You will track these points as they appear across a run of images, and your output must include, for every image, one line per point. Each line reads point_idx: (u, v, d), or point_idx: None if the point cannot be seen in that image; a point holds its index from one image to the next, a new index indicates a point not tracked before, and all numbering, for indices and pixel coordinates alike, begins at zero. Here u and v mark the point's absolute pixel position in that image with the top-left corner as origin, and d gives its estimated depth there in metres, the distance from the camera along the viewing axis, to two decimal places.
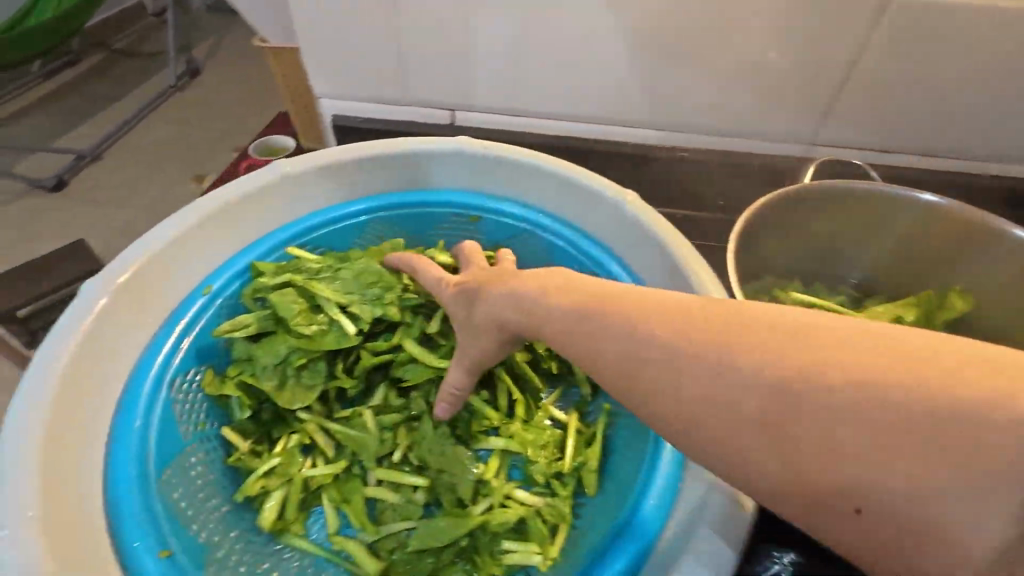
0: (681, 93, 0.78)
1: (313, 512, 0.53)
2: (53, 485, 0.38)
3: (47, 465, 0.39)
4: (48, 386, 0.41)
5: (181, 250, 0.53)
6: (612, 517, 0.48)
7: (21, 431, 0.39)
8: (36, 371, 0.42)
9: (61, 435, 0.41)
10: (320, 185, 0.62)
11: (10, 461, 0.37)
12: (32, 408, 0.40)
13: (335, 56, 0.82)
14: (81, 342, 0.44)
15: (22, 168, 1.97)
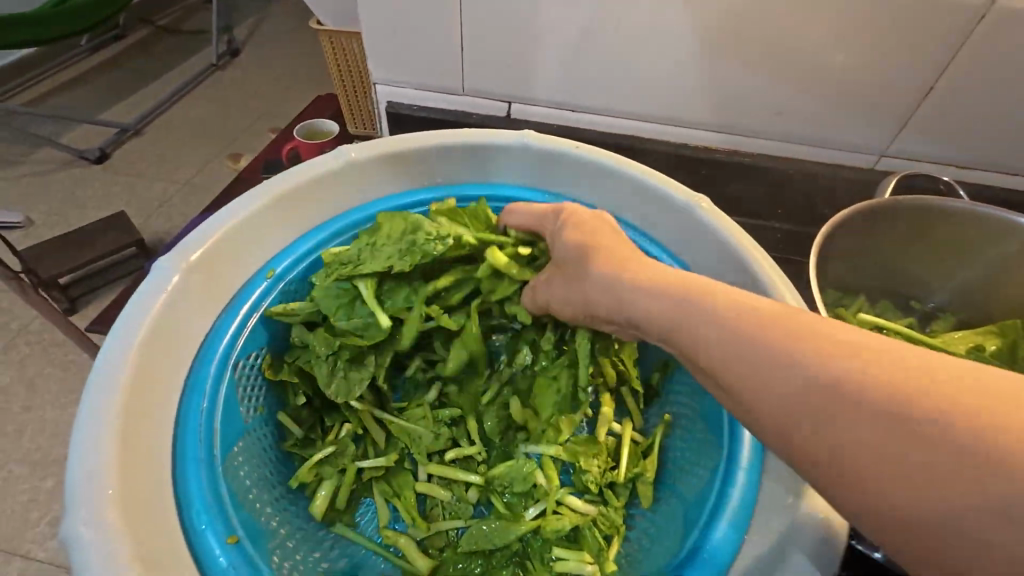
0: (748, 95, 0.76)
1: (362, 503, 0.53)
2: (128, 464, 0.38)
3: (123, 443, 0.39)
4: (124, 364, 0.42)
5: (247, 232, 0.53)
6: (675, 538, 0.45)
7: (100, 408, 0.39)
8: (113, 349, 0.42)
9: (136, 413, 0.41)
10: (382, 173, 0.61)
11: (89, 438, 0.38)
12: (109, 386, 0.40)
13: (395, 42, 0.81)
14: (154, 321, 0.44)
15: (68, 139, 2.02)
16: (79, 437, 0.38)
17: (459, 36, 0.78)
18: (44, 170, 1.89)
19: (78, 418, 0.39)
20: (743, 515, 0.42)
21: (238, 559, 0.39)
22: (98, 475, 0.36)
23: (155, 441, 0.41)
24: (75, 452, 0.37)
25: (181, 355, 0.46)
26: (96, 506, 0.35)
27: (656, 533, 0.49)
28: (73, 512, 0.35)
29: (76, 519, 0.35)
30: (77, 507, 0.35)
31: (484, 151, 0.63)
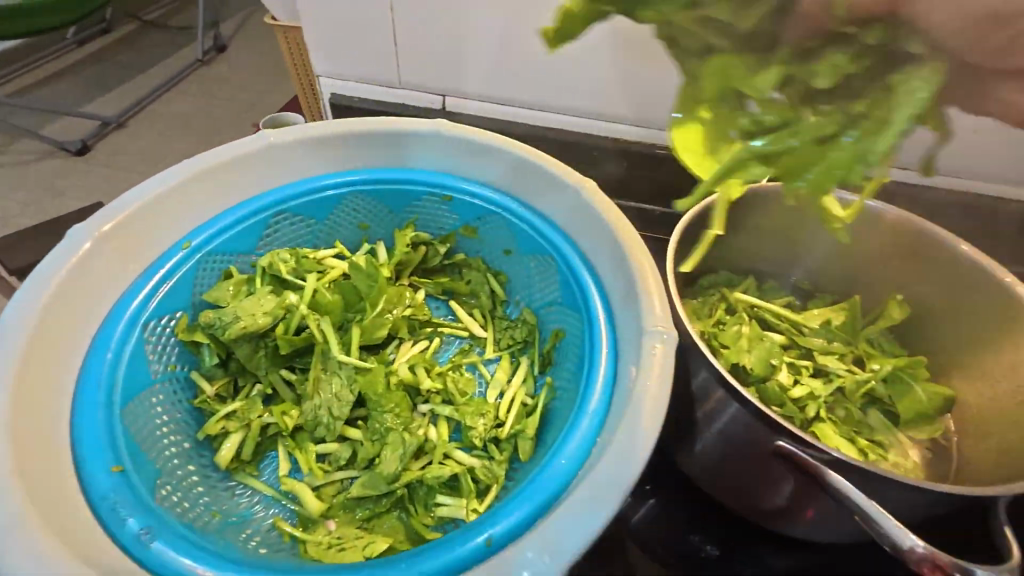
0: (661, 89, 0.81)
1: (268, 456, 0.57)
2: (22, 403, 0.44)
3: (19, 387, 0.44)
4: (30, 319, 0.47)
5: (166, 206, 0.58)
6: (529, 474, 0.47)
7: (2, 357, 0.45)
8: (19, 308, 0.47)
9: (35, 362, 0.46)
10: (304, 154, 0.66)
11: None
12: (13, 337, 0.46)
13: (335, 36, 0.86)
14: (63, 282, 0.50)
15: (50, 130, 2.05)
16: None
17: (392, 30, 0.83)
18: (26, 161, 1.93)
19: None
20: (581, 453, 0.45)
21: (120, 483, 0.43)
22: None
23: (57, 387, 0.47)
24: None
25: (91, 316, 0.51)
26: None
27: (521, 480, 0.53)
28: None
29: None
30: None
31: (398, 138, 0.68)
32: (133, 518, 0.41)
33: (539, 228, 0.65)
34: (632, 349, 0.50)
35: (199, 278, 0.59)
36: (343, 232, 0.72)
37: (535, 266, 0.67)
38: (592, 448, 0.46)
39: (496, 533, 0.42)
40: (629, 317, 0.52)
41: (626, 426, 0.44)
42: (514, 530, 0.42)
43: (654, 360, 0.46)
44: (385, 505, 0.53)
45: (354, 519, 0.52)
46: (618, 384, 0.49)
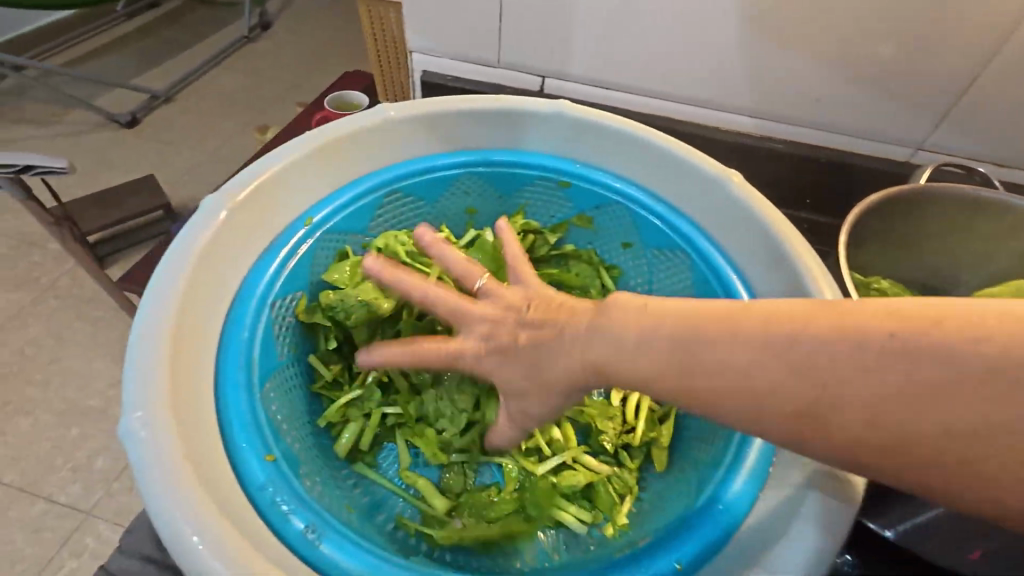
0: (787, 80, 0.76)
1: (385, 447, 0.55)
2: (177, 377, 0.41)
3: (174, 358, 0.41)
4: (175, 285, 0.45)
5: (289, 177, 0.55)
6: (684, 503, 0.47)
7: (152, 326, 0.42)
8: (163, 277, 0.45)
9: (184, 333, 0.43)
10: (423, 129, 0.63)
11: (145, 353, 0.40)
12: (162, 305, 0.43)
13: (436, 11, 0.81)
14: (200, 256, 0.47)
15: (101, 102, 2.09)
16: (136, 353, 0.40)
17: (501, 7, 0.78)
18: (79, 131, 1.97)
19: (132, 337, 0.41)
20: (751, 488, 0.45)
21: (275, 474, 0.40)
22: (147, 377, 0.39)
23: (198, 358, 0.44)
24: (131, 361, 0.40)
25: (226, 286, 0.49)
26: (147, 414, 0.37)
27: (666, 493, 0.51)
28: (131, 414, 0.37)
29: (133, 419, 0.37)
30: (135, 413, 0.38)
31: (518, 118, 0.64)
32: (295, 514, 0.39)
33: (673, 222, 0.61)
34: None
35: (319, 256, 0.56)
36: (450, 219, 0.68)
37: (661, 261, 0.63)
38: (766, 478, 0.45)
39: (685, 556, 0.42)
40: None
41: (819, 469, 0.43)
42: (710, 551, 0.42)
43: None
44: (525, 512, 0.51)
45: (482, 520, 0.49)
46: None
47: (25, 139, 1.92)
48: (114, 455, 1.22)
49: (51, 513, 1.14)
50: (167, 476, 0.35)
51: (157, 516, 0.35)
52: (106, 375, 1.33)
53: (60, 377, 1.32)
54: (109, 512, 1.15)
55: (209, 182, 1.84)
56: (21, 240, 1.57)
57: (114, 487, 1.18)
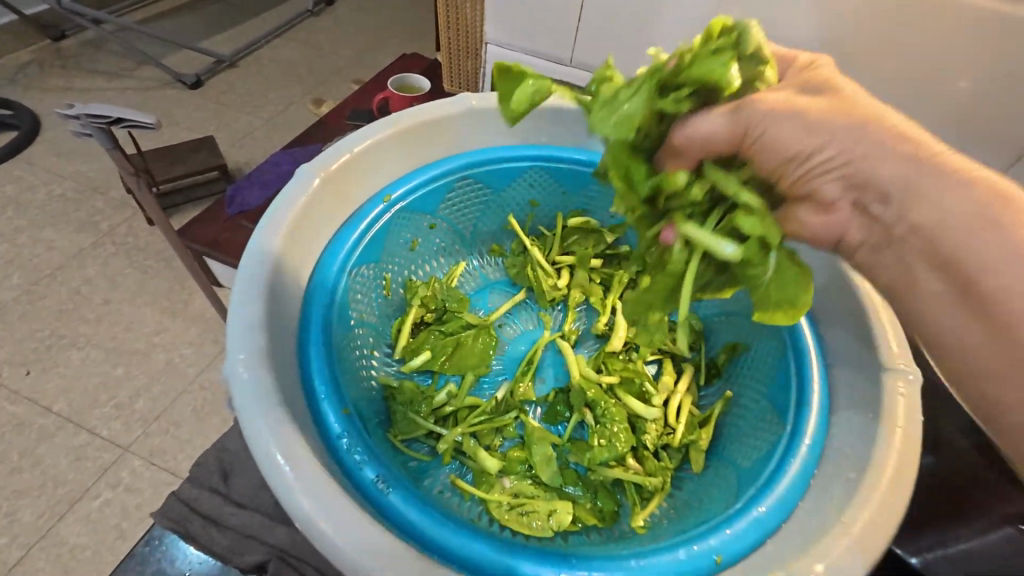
0: None
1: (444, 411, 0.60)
2: (270, 326, 0.45)
3: (269, 311, 0.46)
4: (272, 244, 0.49)
5: (373, 154, 0.59)
6: (721, 503, 0.48)
7: (251, 278, 0.46)
8: (262, 236, 0.49)
9: (277, 288, 0.48)
10: (499, 123, 0.66)
11: (247, 303, 0.45)
12: (261, 260, 0.47)
13: (515, 8, 0.84)
14: (297, 217, 0.51)
15: (170, 62, 2.19)
16: (237, 303, 0.45)
17: (580, 7, 0.80)
18: (148, 87, 2.07)
19: (235, 288, 0.46)
20: (782, 508, 0.44)
21: (350, 427, 0.45)
22: (248, 325, 0.44)
23: (286, 314, 0.48)
24: (234, 307, 0.44)
25: (311, 253, 0.53)
26: (248, 356, 0.42)
27: (702, 494, 0.52)
28: (236, 357, 0.42)
29: (237, 361, 0.42)
30: (238, 355, 0.42)
31: (591, 119, 0.67)
32: (366, 465, 0.43)
33: None
34: (855, 394, 0.49)
35: (391, 232, 0.61)
36: (512, 210, 0.71)
37: None
38: (796, 503, 0.44)
39: (726, 550, 0.42)
40: (849, 347, 0.51)
41: (870, 475, 0.42)
42: (746, 549, 0.42)
43: (898, 404, 0.45)
44: (572, 503, 0.51)
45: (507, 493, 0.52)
46: (837, 404, 0.49)
47: (98, 91, 2.02)
48: (154, 398, 1.29)
49: (92, 445, 1.22)
50: (267, 414, 0.40)
51: (256, 446, 0.39)
52: (153, 322, 1.41)
53: (111, 318, 1.41)
54: (144, 451, 1.22)
55: (264, 147, 1.92)
56: (87, 186, 1.67)
57: (151, 428, 1.25)
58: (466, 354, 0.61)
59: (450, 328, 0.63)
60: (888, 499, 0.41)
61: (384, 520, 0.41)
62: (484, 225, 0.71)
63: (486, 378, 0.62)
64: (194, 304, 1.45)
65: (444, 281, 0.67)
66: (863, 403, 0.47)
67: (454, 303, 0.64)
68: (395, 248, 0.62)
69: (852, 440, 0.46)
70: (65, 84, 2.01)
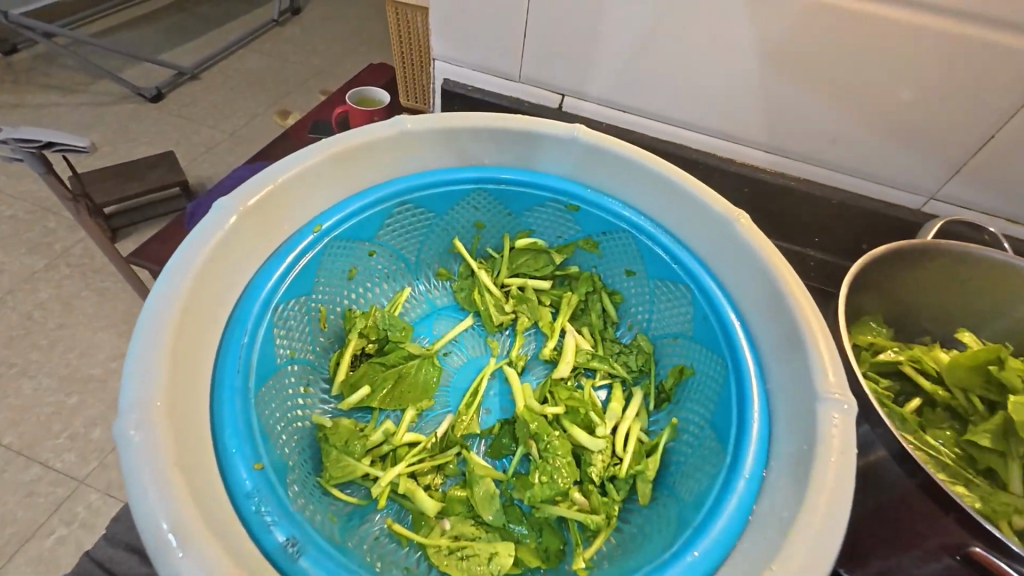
0: (801, 120, 0.76)
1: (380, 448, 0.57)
2: (174, 377, 0.42)
3: (173, 360, 0.43)
4: (181, 287, 0.46)
5: (300, 183, 0.56)
6: (661, 544, 0.47)
7: (153, 326, 0.43)
8: (168, 278, 0.46)
9: (184, 334, 0.45)
10: (439, 145, 0.64)
11: (147, 354, 0.42)
12: (167, 304, 0.45)
13: (462, 23, 0.82)
14: (210, 256, 0.48)
15: (127, 75, 2.12)
16: (133, 356, 0.42)
17: (526, 23, 0.79)
18: (103, 102, 2.00)
19: (134, 341, 0.43)
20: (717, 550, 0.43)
21: (262, 483, 0.42)
22: (147, 378, 0.41)
23: (196, 361, 0.45)
24: (132, 357, 0.42)
25: (230, 292, 0.50)
26: (141, 415, 0.39)
27: (647, 530, 0.50)
28: (127, 416, 0.39)
29: (128, 421, 0.39)
30: (131, 413, 0.39)
31: (533, 138, 0.65)
32: (277, 526, 0.41)
33: (680, 257, 0.60)
34: (795, 422, 0.47)
35: (324, 263, 0.58)
36: (457, 233, 0.69)
37: (663, 292, 0.63)
38: (733, 543, 0.43)
39: None
40: (788, 373, 0.50)
41: (802, 514, 0.41)
42: None
43: (831, 437, 0.43)
44: (515, 545, 0.49)
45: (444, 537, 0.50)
46: (778, 434, 0.48)
47: (50, 106, 1.95)
48: None
49: (45, 478, 1.16)
50: (158, 481, 0.37)
51: (142, 517, 0.36)
52: (109, 347, 1.35)
53: (65, 343, 1.34)
54: (101, 483, 1.17)
55: (226, 161, 1.87)
56: (38, 206, 1.60)
57: (108, 459, 1.20)
58: (410, 389, 0.59)
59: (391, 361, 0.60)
60: (822, 537, 0.39)
61: None
62: (429, 250, 0.69)
63: (428, 412, 0.60)
64: None
65: (386, 310, 0.64)
66: (800, 434, 0.46)
67: (396, 334, 0.62)
68: (331, 278, 0.60)
69: (789, 472, 0.45)
70: (14, 100, 1.94)
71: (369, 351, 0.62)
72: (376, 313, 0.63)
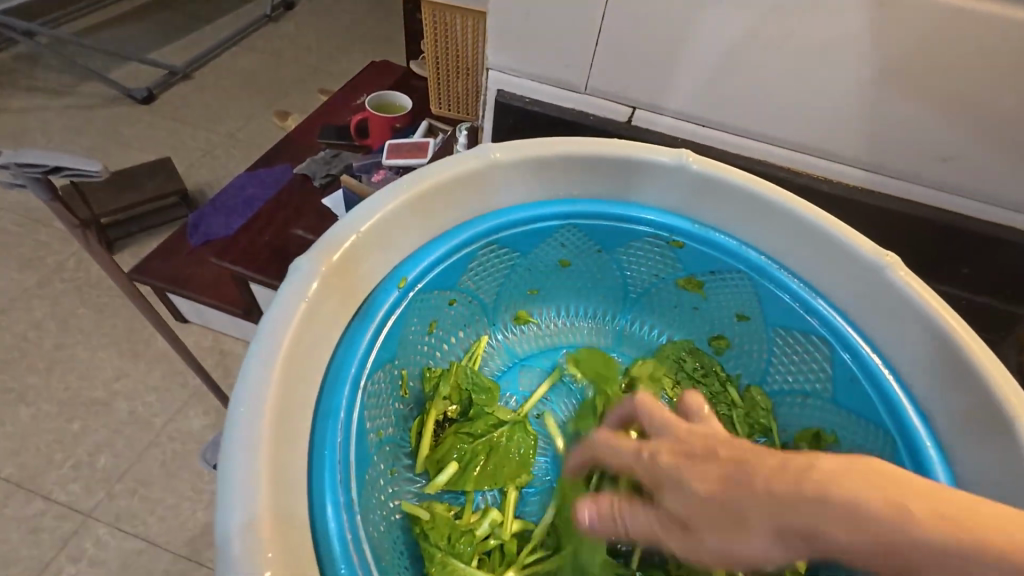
0: (906, 134, 0.67)
1: None
2: (279, 521, 0.35)
3: (273, 499, 0.35)
4: (264, 400, 0.38)
5: (378, 234, 0.49)
6: None
7: (244, 461, 0.35)
8: (248, 382, 0.38)
9: (277, 458, 0.37)
10: (521, 176, 0.56)
11: (244, 500, 0.34)
12: (253, 428, 0.37)
13: (523, 30, 0.73)
14: (291, 343, 0.41)
15: (116, 75, 2.00)
16: (229, 497, 0.34)
17: (599, 29, 0.70)
18: (92, 104, 1.88)
19: (222, 472, 0.35)
20: None
21: None
22: (250, 535, 0.33)
23: (294, 483, 0.37)
24: (224, 496, 0.34)
25: (311, 383, 0.42)
26: None
27: None
28: None
29: None
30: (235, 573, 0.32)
31: (632, 166, 0.57)
32: None
33: (812, 304, 0.54)
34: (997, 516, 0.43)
35: (407, 322, 0.51)
36: (539, 275, 0.62)
37: (786, 343, 0.57)
38: None
39: None
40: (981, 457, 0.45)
41: None
42: None
43: None
44: None
45: None
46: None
47: (35, 110, 1.83)
48: (117, 454, 1.13)
49: (50, 513, 1.06)
50: None
51: None
52: (111, 367, 1.24)
53: (64, 366, 1.24)
54: (110, 515, 1.06)
55: (226, 168, 1.75)
56: (27, 217, 1.48)
57: (116, 489, 1.09)
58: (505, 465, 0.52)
59: (482, 430, 0.52)
60: None
61: None
62: (509, 293, 0.61)
63: (532, 489, 0.55)
64: (157, 346, 1.28)
65: (468, 364, 0.57)
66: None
67: (481, 396, 0.54)
68: (413, 337, 0.53)
69: None
70: None
71: (450, 415, 0.54)
72: (461, 370, 0.55)
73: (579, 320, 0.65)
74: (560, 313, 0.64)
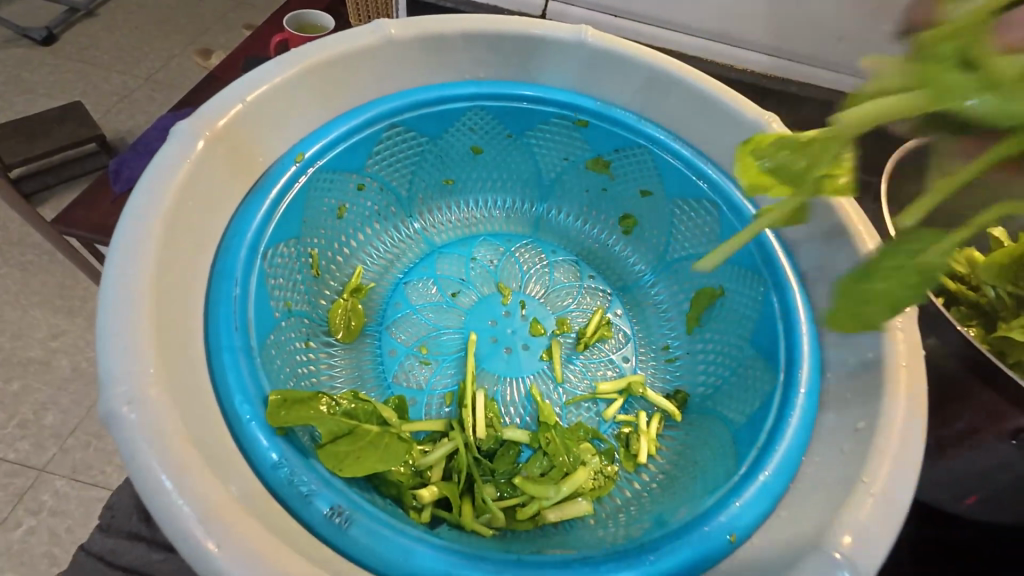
0: (805, 18, 0.70)
1: (415, 403, 0.55)
2: (163, 350, 0.40)
3: (158, 330, 0.40)
4: (145, 253, 0.42)
5: (261, 113, 0.51)
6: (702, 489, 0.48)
7: (121, 295, 0.40)
8: (130, 232, 0.42)
9: (162, 304, 0.42)
10: (419, 57, 0.57)
11: (124, 321, 0.39)
12: (135, 268, 0.41)
13: None
14: (173, 204, 0.44)
15: (6, 14, 1.79)
16: (112, 324, 0.39)
17: None
18: None
19: (103, 306, 0.40)
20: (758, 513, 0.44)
21: (290, 453, 0.41)
22: (133, 354, 0.38)
23: (186, 329, 0.43)
24: (106, 326, 0.39)
25: (203, 249, 0.47)
26: (134, 386, 0.37)
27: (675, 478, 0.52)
28: (114, 387, 0.37)
29: (117, 392, 0.37)
30: (119, 381, 0.37)
31: (534, 45, 0.59)
32: (317, 497, 0.40)
33: (699, 168, 0.58)
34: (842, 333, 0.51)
35: (310, 200, 0.53)
36: (451, 163, 0.62)
37: (684, 212, 0.60)
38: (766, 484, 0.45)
39: (739, 528, 0.43)
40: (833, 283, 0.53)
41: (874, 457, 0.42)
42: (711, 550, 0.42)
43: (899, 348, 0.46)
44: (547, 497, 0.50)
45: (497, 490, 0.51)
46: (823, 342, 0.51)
47: None
48: (63, 410, 1.10)
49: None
50: (161, 449, 0.36)
51: (148, 494, 0.35)
52: (45, 325, 1.19)
53: None
54: (66, 468, 1.05)
55: (147, 111, 1.64)
56: None
57: (68, 442, 1.08)
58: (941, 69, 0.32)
59: None
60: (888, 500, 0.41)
61: (350, 558, 0.38)
62: (422, 182, 0.62)
63: (446, 358, 0.58)
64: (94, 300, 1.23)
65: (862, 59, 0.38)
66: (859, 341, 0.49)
67: None
68: (318, 217, 0.54)
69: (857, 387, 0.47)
70: None
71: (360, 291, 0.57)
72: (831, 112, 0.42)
73: (493, 209, 0.66)
74: (476, 203, 0.66)
